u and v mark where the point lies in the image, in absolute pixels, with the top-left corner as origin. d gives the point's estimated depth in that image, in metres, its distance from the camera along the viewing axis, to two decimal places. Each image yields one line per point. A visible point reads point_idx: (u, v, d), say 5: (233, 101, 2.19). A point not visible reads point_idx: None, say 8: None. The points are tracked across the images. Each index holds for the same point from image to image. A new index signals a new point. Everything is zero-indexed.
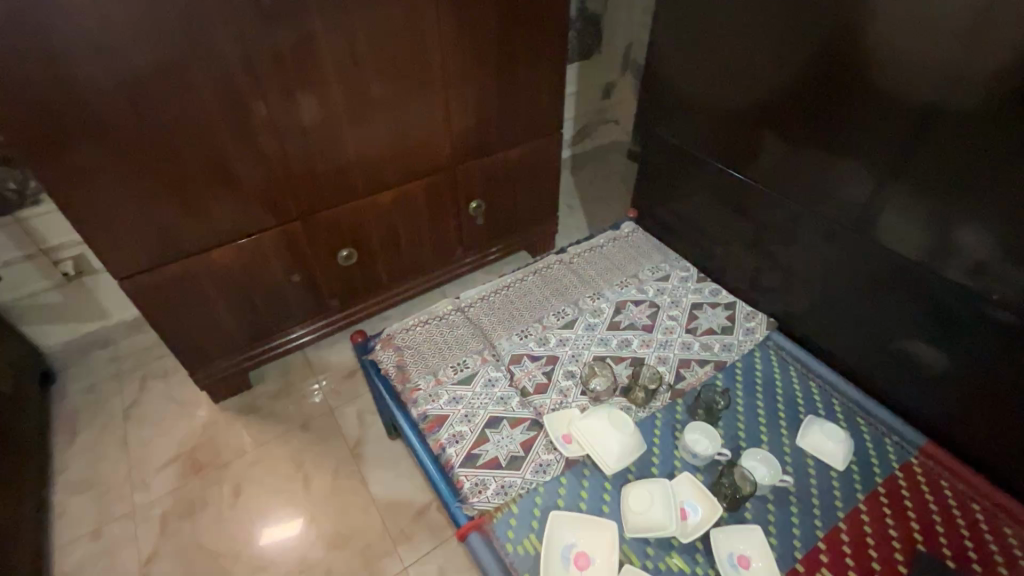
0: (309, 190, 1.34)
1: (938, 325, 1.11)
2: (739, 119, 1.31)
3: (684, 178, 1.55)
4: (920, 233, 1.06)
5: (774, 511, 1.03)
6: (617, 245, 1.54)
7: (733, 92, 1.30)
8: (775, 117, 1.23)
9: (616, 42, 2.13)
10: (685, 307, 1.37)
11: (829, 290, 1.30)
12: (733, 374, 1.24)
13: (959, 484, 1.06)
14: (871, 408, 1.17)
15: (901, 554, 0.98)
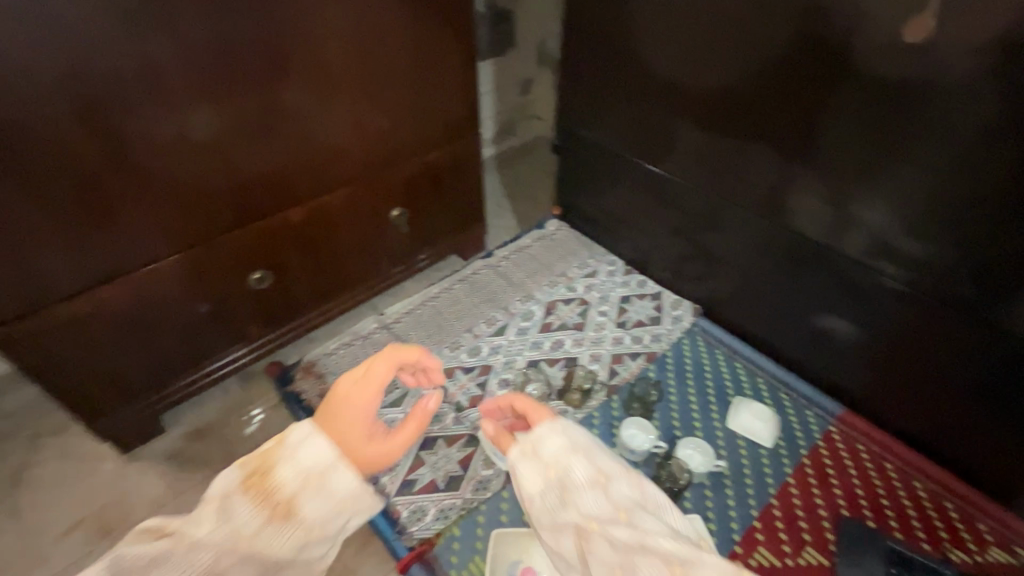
0: (209, 211, 1.23)
1: (843, 295, 1.19)
2: (654, 113, 1.34)
3: (609, 173, 1.56)
4: (822, 211, 1.14)
5: (711, 497, 1.07)
6: (545, 243, 1.53)
7: (647, 87, 1.33)
8: (687, 110, 1.27)
9: (529, 37, 2.13)
10: (614, 301, 1.39)
11: (749, 272, 1.35)
12: (664, 366, 1.27)
13: (873, 445, 1.14)
14: (792, 383, 1.23)
15: (827, 521, 1.04)
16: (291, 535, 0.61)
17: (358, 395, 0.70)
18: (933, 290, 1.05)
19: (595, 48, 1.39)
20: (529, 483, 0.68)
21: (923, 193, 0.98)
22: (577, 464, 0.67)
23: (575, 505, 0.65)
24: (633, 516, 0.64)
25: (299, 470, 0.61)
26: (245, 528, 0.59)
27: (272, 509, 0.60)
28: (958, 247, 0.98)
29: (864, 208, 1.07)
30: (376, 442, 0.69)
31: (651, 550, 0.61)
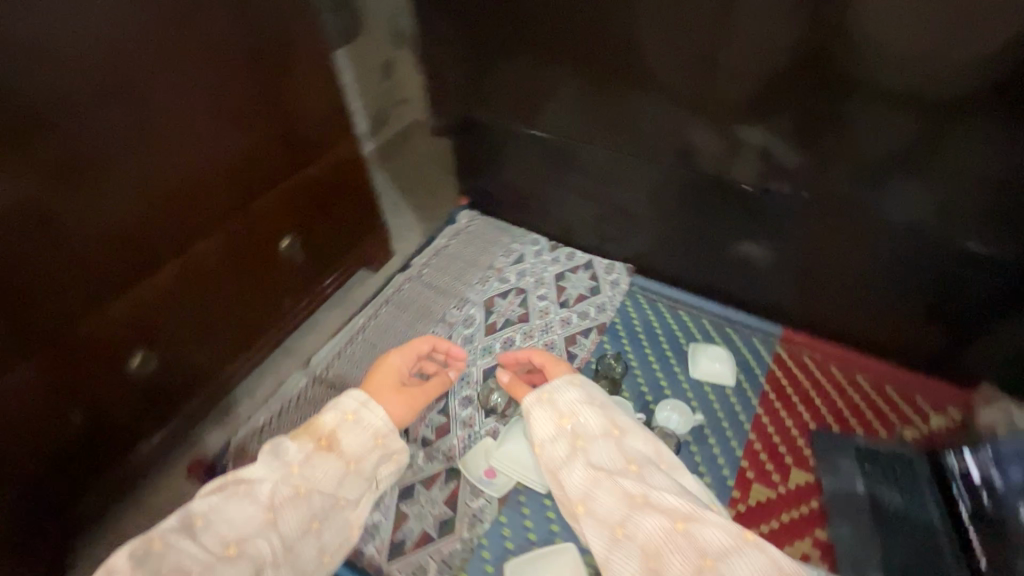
0: (42, 301, 0.96)
1: (755, 223, 1.22)
2: (541, 80, 1.26)
3: (508, 152, 1.47)
4: (722, 146, 1.15)
5: (698, 452, 1.08)
6: (462, 240, 1.43)
7: (529, 53, 1.23)
8: (577, 73, 1.20)
9: (377, 16, 1.93)
10: (550, 281, 1.34)
11: (671, 223, 1.34)
12: (617, 333, 1.25)
13: (814, 354, 1.24)
14: (733, 317, 1.28)
15: (802, 440, 1.10)
16: (331, 463, 0.81)
17: (394, 363, 0.96)
18: (843, 202, 1.10)
19: (463, 15, 1.26)
20: (544, 430, 0.84)
21: (814, 109, 1.01)
22: (592, 415, 0.82)
23: (587, 453, 0.79)
24: (642, 471, 0.76)
25: (340, 411, 0.85)
26: (294, 459, 0.79)
27: (316, 443, 0.82)
28: (859, 157, 1.03)
29: (767, 139, 1.09)
30: (401, 396, 0.93)
31: (653, 503, 0.71)
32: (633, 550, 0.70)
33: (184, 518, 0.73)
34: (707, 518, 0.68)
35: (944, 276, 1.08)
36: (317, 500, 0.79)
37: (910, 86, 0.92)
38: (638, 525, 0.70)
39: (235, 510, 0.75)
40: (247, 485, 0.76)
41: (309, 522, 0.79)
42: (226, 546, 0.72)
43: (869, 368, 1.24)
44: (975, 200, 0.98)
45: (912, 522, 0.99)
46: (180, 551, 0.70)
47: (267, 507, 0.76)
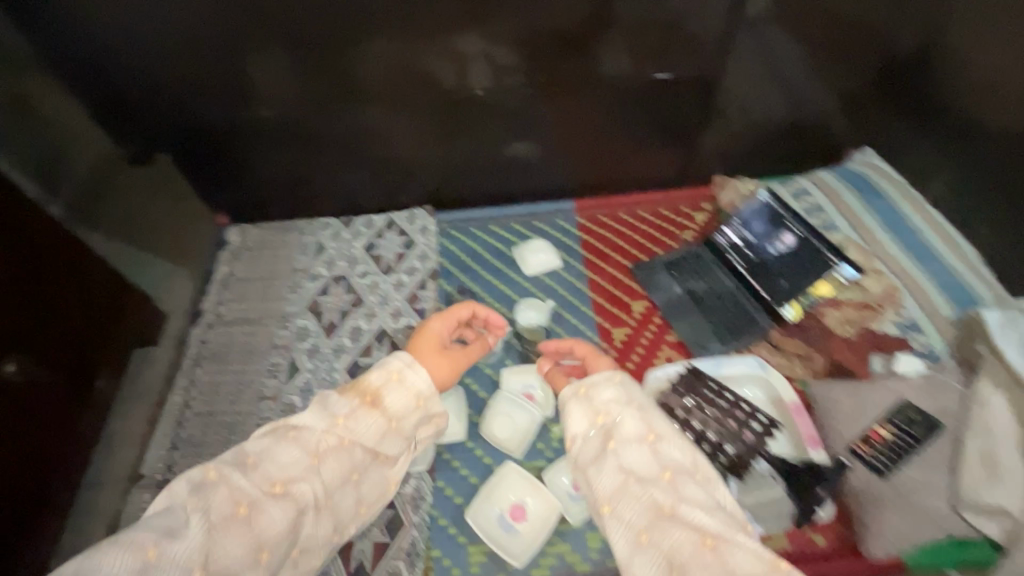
0: None
1: (649, 94, 0.96)
2: (281, 58, 0.86)
3: (249, 159, 0.99)
4: (532, 65, 0.90)
5: (577, 343, 0.89)
6: (243, 259, 1.01)
7: (249, 26, 0.82)
8: (313, 55, 0.86)
9: None
10: (362, 255, 1.00)
11: (433, 163, 1.04)
12: (452, 274, 0.99)
13: (619, 213, 1.07)
14: (536, 207, 1.07)
15: (668, 273, 0.95)
16: (376, 423, 0.55)
17: (439, 328, 0.67)
18: (658, 137, 1.04)
19: None
20: (577, 426, 0.57)
21: (580, 39, 0.88)
22: (632, 417, 0.54)
23: (620, 457, 0.53)
24: (680, 483, 0.50)
25: (382, 367, 0.58)
26: (340, 409, 0.55)
27: (361, 398, 0.56)
28: (655, 67, 0.92)
29: (519, 73, 0.91)
30: (451, 358, 0.65)
31: (682, 516, 0.48)
32: (659, 561, 0.46)
33: (233, 455, 0.51)
34: (740, 541, 0.45)
35: (712, 85, 0.96)
36: (360, 452, 0.55)
37: (674, 23, 0.87)
38: (664, 532, 0.47)
39: (285, 452, 0.52)
40: (297, 429, 0.53)
41: (348, 474, 0.54)
42: (272, 483, 0.50)
43: (647, 201, 1.08)
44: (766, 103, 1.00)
45: (720, 297, 0.91)
46: (233, 484, 0.48)
47: (313, 451, 0.53)
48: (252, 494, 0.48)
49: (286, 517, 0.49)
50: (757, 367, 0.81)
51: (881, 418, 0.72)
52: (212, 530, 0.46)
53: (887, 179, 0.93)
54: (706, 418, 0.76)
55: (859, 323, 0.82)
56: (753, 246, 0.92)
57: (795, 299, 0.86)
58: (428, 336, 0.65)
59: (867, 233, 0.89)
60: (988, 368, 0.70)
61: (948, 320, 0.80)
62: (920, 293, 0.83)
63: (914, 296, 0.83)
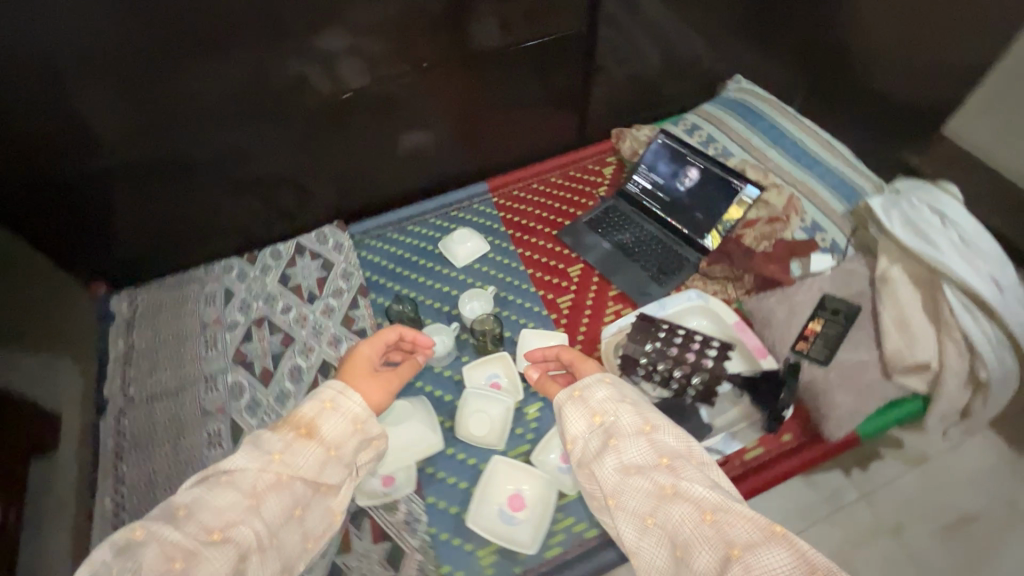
0: None
1: (532, 61, 0.96)
2: (117, 86, 0.74)
3: (116, 214, 0.87)
4: (408, 54, 0.86)
5: (528, 320, 0.89)
6: (140, 326, 0.89)
7: (65, 58, 0.70)
8: (152, 80, 0.75)
9: None
10: (279, 290, 0.92)
11: (330, 176, 0.98)
12: (383, 284, 0.94)
13: (531, 184, 1.06)
14: (450, 196, 1.04)
15: (594, 232, 0.97)
16: (317, 451, 0.50)
17: (370, 352, 0.62)
18: (548, 104, 1.05)
19: None
20: (576, 428, 0.57)
21: (451, 19, 0.85)
22: (627, 411, 0.55)
23: (620, 454, 0.53)
24: (678, 466, 0.51)
25: (314, 396, 0.53)
26: (274, 445, 0.49)
27: (296, 431, 0.51)
28: (531, 34, 0.92)
29: (392, 63, 0.86)
30: (382, 384, 0.61)
31: (682, 494, 0.49)
32: (666, 544, 0.48)
33: (163, 507, 0.46)
34: (738, 509, 0.47)
35: (591, 42, 0.97)
36: (303, 486, 0.50)
37: None
38: (667, 514, 0.49)
39: (223, 495, 0.46)
40: (230, 473, 0.48)
41: (291, 510, 0.49)
42: (209, 530, 0.44)
43: (556, 166, 1.08)
44: (641, 55, 1.03)
45: (646, 242, 0.95)
46: (163, 540, 0.43)
47: (251, 491, 0.47)
48: (186, 546, 0.43)
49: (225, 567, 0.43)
50: (698, 299, 0.85)
51: (813, 314, 0.80)
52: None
53: (763, 101, 1.01)
54: (664, 358, 0.78)
55: (772, 236, 0.88)
56: (665, 188, 0.96)
57: (714, 228, 0.90)
58: (357, 362, 0.61)
59: (761, 153, 0.95)
60: (882, 248, 0.79)
61: (839, 213, 0.88)
62: (811, 195, 0.90)
63: (806, 198, 0.90)
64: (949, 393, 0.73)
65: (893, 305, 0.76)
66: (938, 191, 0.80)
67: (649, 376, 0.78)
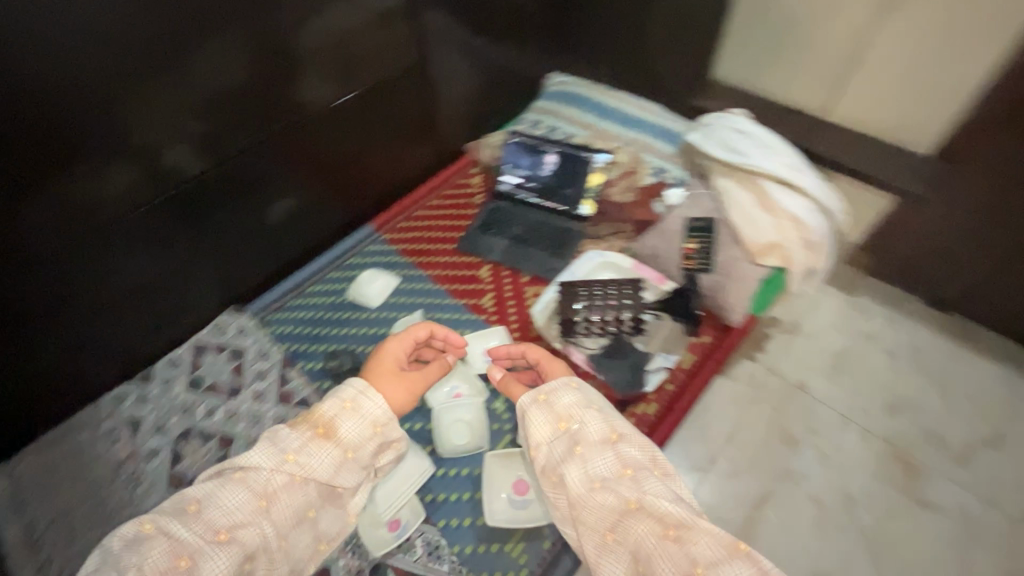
0: None
1: (371, 104, 1.00)
2: None
3: None
4: (247, 127, 0.85)
5: (462, 327, 0.94)
6: (33, 501, 0.75)
7: None
8: None
9: None
10: (193, 397, 0.85)
11: (205, 263, 0.92)
12: (307, 350, 0.91)
13: (412, 211, 1.10)
14: (340, 247, 1.04)
15: (488, 233, 1.05)
16: (329, 454, 0.60)
17: (397, 350, 0.72)
18: (401, 133, 1.10)
19: None
20: (541, 433, 0.67)
21: (278, 83, 0.85)
22: (593, 422, 0.65)
23: (586, 461, 0.63)
24: (639, 480, 0.61)
25: (335, 397, 0.64)
26: (289, 446, 0.60)
27: (312, 430, 0.61)
28: (362, 81, 0.96)
29: (234, 140, 0.84)
30: (407, 382, 0.70)
31: (645, 509, 0.58)
32: (625, 555, 0.57)
33: (176, 504, 0.57)
34: (700, 525, 0.56)
35: (421, 71, 1.04)
36: (314, 487, 0.60)
37: (350, 40, 0.90)
38: (629, 528, 0.57)
39: (232, 495, 0.57)
40: (243, 471, 0.59)
41: (302, 511, 0.60)
42: (216, 531, 0.55)
43: (429, 188, 1.13)
44: (468, 72, 1.13)
45: (537, 227, 1.05)
46: (174, 536, 0.54)
47: (262, 492, 0.58)
48: (191, 546, 0.53)
49: (230, 562, 0.54)
50: (597, 257, 0.97)
51: (687, 237, 0.95)
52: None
53: (582, 85, 1.18)
54: (592, 318, 0.87)
55: (631, 188, 1.05)
56: (533, 178, 1.07)
57: (585, 197, 1.04)
58: (387, 357, 0.71)
59: (597, 126, 1.11)
60: (713, 171, 0.98)
61: (673, 155, 1.07)
62: (651, 148, 1.07)
63: (649, 151, 1.07)
64: (798, 260, 0.91)
65: (735, 208, 0.93)
66: (734, 115, 1.02)
67: (589, 333, 0.88)
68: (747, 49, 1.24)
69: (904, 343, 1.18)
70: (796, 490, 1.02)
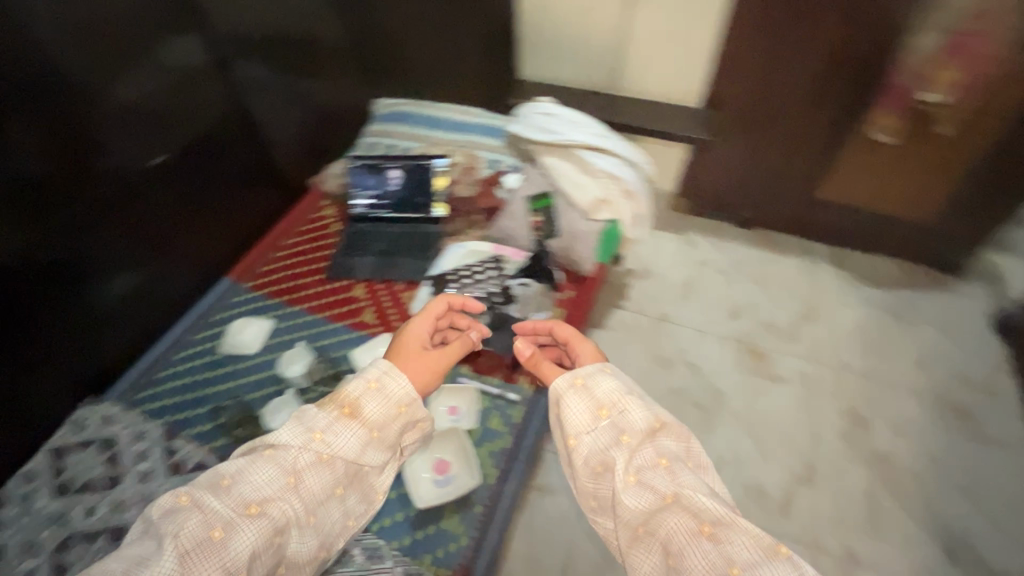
0: None
1: (198, 157, 0.98)
2: None
3: None
4: (59, 206, 0.79)
5: (348, 344, 0.97)
6: None
7: None
8: None
9: None
10: (63, 502, 0.77)
11: (45, 369, 0.82)
12: (190, 415, 0.89)
13: (269, 253, 1.09)
14: (199, 307, 1.02)
15: (351, 254, 1.07)
16: (355, 433, 0.62)
17: (421, 330, 0.74)
18: (238, 182, 1.08)
19: None
20: (582, 420, 0.66)
21: (85, 154, 0.81)
22: (636, 410, 0.64)
23: (628, 450, 0.62)
24: (675, 471, 0.60)
25: (361, 378, 0.65)
26: (317, 425, 0.61)
27: (339, 410, 0.62)
28: (179, 137, 0.94)
29: (48, 222, 0.78)
30: (431, 360, 0.72)
31: (682, 504, 0.57)
32: (658, 551, 0.56)
33: (210, 478, 0.57)
34: (739, 525, 0.55)
35: (239, 117, 1.05)
36: (341, 466, 0.61)
37: (155, 99, 0.89)
38: (660, 523, 0.56)
39: (262, 472, 0.57)
40: (273, 446, 0.59)
41: (331, 489, 0.60)
42: (247, 506, 0.55)
43: (282, 227, 1.14)
44: (294, 111, 1.15)
45: (398, 238, 1.10)
46: (207, 510, 0.54)
47: (290, 470, 0.58)
48: (224, 517, 0.53)
49: (261, 535, 0.54)
50: (461, 249, 1.07)
51: (532, 213, 1.07)
52: (188, 554, 0.51)
53: (406, 103, 1.25)
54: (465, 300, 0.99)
55: (473, 181, 1.14)
56: (383, 196, 1.12)
57: (436, 200, 1.12)
58: (411, 335, 0.73)
59: (429, 138, 1.19)
60: (538, 152, 1.11)
61: (502, 148, 1.18)
62: (482, 146, 1.18)
63: (480, 149, 1.17)
64: (623, 210, 1.07)
65: (563, 179, 1.07)
66: (541, 103, 1.14)
67: None
68: (538, 54, 1.40)
69: (730, 260, 1.43)
70: (683, 401, 1.18)
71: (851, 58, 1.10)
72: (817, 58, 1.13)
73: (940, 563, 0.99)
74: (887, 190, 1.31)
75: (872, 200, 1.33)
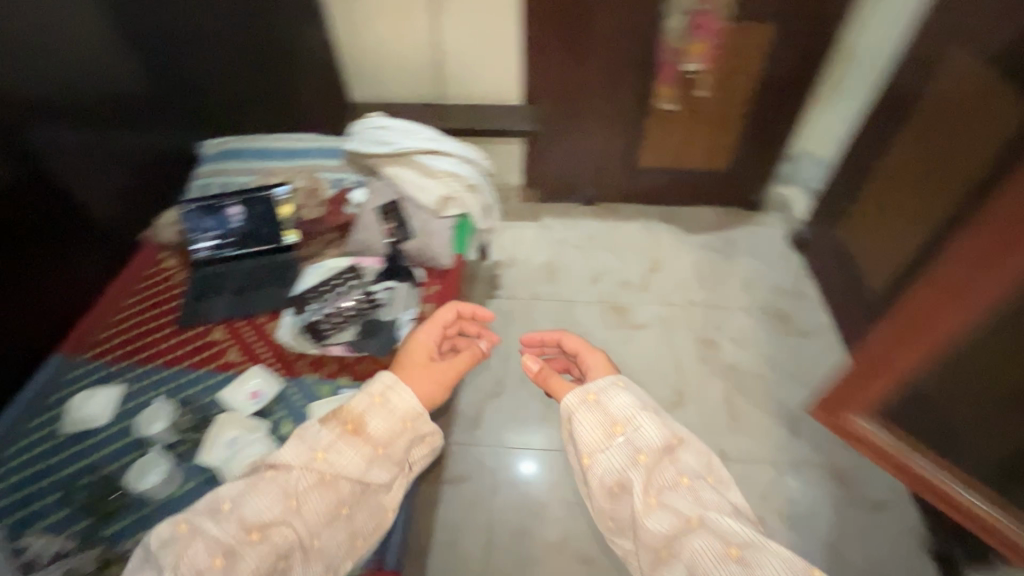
0: None
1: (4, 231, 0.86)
2: None
3: None
4: None
5: (214, 388, 0.93)
6: None
7: None
8: None
9: None
10: None
11: None
12: (36, 508, 0.79)
13: (106, 317, 1.01)
14: (25, 392, 0.91)
15: (200, 298, 1.03)
16: (358, 452, 0.66)
17: (427, 341, 0.84)
18: (54, 249, 0.97)
19: None
20: (594, 438, 0.66)
21: None
22: (651, 428, 0.65)
23: (643, 470, 0.62)
24: (697, 491, 0.60)
25: (365, 393, 0.71)
26: (318, 444, 0.65)
27: (342, 427, 0.67)
28: None
29: None
30: (437, 371, 0.80)
31: (708, 529, 0.56)
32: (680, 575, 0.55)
33: (211, 504, 0.61)
34: (770, 549, 0.54)
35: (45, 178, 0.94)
36: (345, 487, 0.65)
37: None
38: (686, 548, 0.56)
39: (263, 496, 0.61)
40: (275, 466, 0.64)
41: (338, 508, 0.65)
42: (249, 531, 0.59)
43: (116, 288, 1.05)
44: (107, 164, 1.06)
45: (250, 271, 1.08)
46: (210, 536, 0.58)
47: (291, 493, 0.62)
48: (226, 544, 0.57)
49: (262, 560, 0.57)
50: (318, 268, 1.07)
51: (381, 220, 1.10)
52: None
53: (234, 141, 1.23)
54: (331, 312, 1.01)
55: (320, 202, 1.15)
56: (227, 234, 1.09)
57: (284, 228, 1.11)
58: (418, 347, 0.83)
59: (266, 169, 1.18)
60: (377, 164, 1.13)
61: (342, 166, 1.20)
62: (322, 168, 1.19)
63: (321, 171, 1.18)
64: (470, 205, 1.14)
65: (405, 184, 1.10)
66: (373, 118, 1.19)
67: (334, 325, 0.99)
68: (365, 73, 1.44)
69: (581, 234, 1.58)
70: None
71: (636, 43, 1.29)
72: (609, 46, 1.30)
73: (789, 438, 1.18)
74: (691, 152, 1.52)
75: (680, 160, 1.53)
